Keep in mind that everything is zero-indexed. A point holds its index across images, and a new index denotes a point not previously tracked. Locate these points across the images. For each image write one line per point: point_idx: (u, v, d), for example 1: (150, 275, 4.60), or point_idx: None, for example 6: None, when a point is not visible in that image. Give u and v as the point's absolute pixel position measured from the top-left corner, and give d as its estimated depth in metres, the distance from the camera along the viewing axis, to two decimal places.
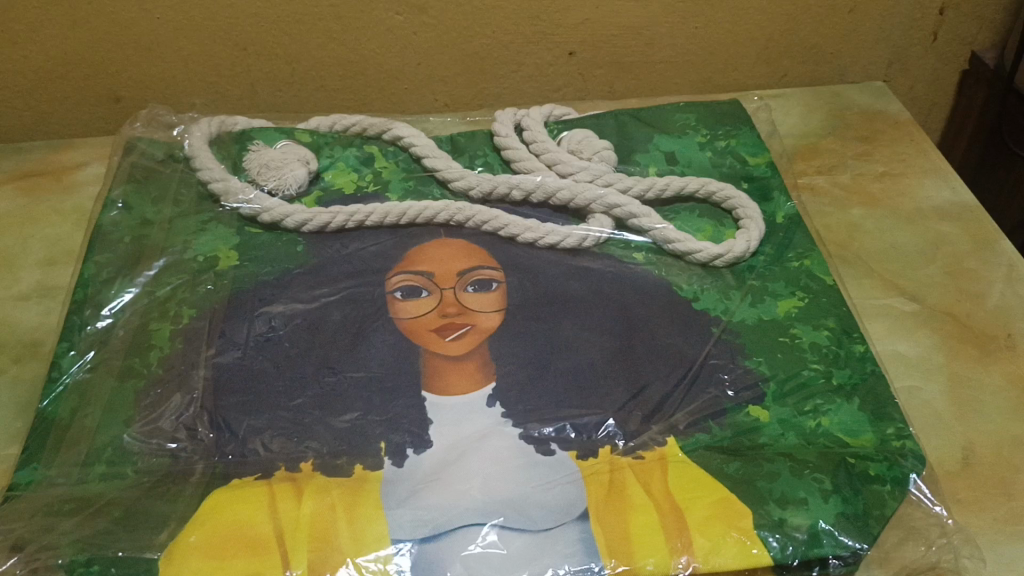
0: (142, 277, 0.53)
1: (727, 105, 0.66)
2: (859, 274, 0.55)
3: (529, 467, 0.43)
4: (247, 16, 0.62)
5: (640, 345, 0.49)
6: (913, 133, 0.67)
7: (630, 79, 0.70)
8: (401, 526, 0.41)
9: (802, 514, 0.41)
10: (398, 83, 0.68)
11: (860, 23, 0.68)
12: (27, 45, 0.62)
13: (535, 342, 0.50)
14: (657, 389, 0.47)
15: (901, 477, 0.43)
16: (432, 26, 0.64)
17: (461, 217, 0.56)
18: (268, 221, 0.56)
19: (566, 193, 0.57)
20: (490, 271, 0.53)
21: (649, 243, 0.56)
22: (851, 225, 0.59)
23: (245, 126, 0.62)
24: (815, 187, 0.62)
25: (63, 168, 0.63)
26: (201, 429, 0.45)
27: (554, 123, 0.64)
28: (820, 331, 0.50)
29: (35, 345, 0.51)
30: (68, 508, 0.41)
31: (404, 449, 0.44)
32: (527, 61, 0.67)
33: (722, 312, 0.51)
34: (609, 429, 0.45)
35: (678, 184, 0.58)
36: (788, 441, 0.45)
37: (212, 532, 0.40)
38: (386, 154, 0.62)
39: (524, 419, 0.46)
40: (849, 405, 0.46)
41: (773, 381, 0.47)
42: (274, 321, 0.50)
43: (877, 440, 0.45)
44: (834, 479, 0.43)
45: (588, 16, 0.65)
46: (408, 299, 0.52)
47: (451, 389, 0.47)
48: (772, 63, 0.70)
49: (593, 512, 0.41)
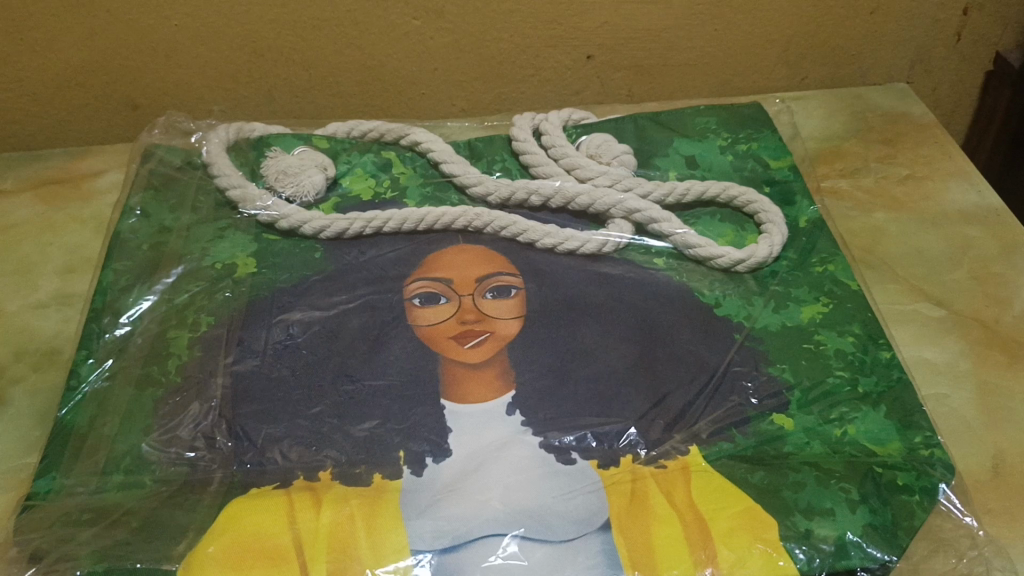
0: (160, 284, 0.53)
1: (748, 107, 0.66)
2: (884, 278, 0.55)
3: (549, 477, 0.43)
4: (264, 22, 0.62)
5: (662, 352, 0.49)
6: (937, 135, 0.66)
7: (649, 82, 0.69)
8: (421, 537, 0.40)
9: (830, 524, 0.40)
10: (414, 88, 0.68)
11: (883, 24, 0.67)
12: (46, 54, 0.62)
13: (555, 349, 0.49)
14: (679, 397, 0.47)
15: (929, 487, 0.42)
16: (448, 31, 0.64)
17: (479, 223, 0.55)
18: (285, 227, 0.55)
19: (586, 198, 0.56)
20: (509, 277, 0.53)
21: (669, 248, 0.55)
22: (875, 229, 0.58)
23: (262, 132, 0.62)
24: (838, 190, 0.61)
25: (82, 176, 0.64)
26: (219, 438, 0.45)
27: (572, 127, 0.63)
28: (845, 338, 0.49)
29: (54, 352, 0.51)
30: (87, 518, 0.41)
31: (423, 458, 0.44)
32: (545, 65, 0.67)
33: (744, 318, 0.50)
34: (631, 437, 0.45)
35: (699, 188, 0.57)
36: (813, 450, 0.44)
37: (231, 542, 0.40)
38: (404, 159, 0.61)
39: (544, 428, 0.45)
40: (876, 413, 0.45)
41: (798, 388, 0.47)
42: (293, 328, 0.50)
43: (905, 448, 0.44)
44: (862, 489, 0.42)
45: (606, 19, 0.64)
46: (427, 306, 0.51)
47: (470, 397, 0.47)
48: (792, 66, 0.70)
49: (616, 522, 0.41)
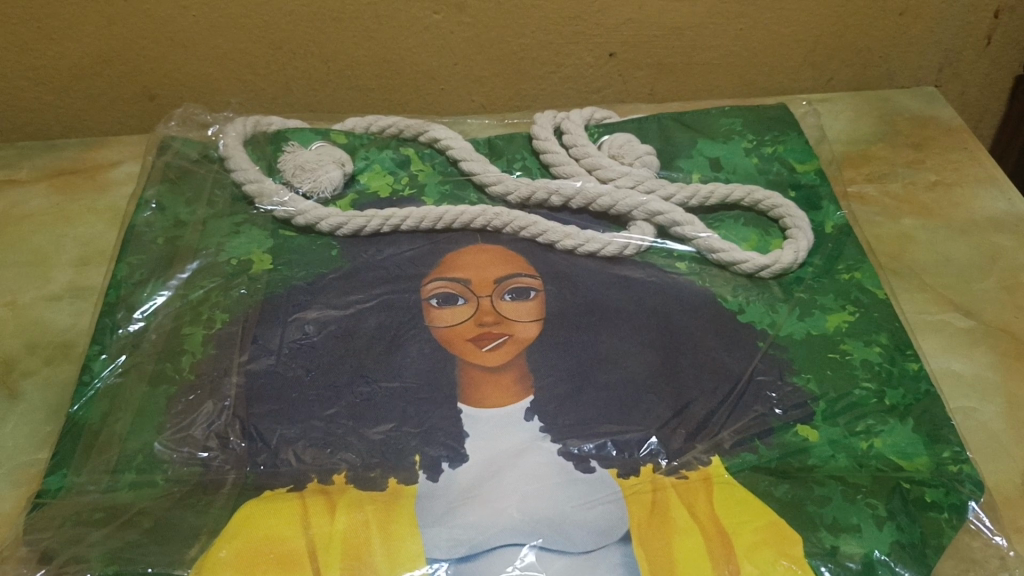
0: (175, 279, 0.52)
1: (773, 109, 0.64)
2: (911, 287, 0.53)
3: (568, 485, 0.42)
4: (283, 14, 0.61)
5: (684, 358, 0.48)
6: (966, 140, 0.64)
7: (672, 81, 0.68)
8: (437, 545, 0.39)
9: (856, 542, 0.39)
10: (434, 83, 0.67)
11: (912, 26, 0.66)
12: (63, 42, 0.61)
13: (575, 354, 0.48)
14: (702, 405, 0.46)
15: (959, 504, 0.41)
16: (469, 26, 0.62)
17: (499, 222, 0.55)
18: (302, 224, 0.55)
19: (607, 200, 0.55)
20: (528, 279, 0.52)
21: (692, 252, 0.54)
22: (902, 236, 0.57)
23: (280, 126, 0.61)
24: (864, 196, 0.60)
25: (97, 167, 0.63)
26: (233, 438, 0.44)
27: (594, 127, 0.62)
28: (872, 348, 0.48)
29: (67, 346, 0.50)
30: (97, 517, 0.41)
31: (439, 463, 0.43)
32: (566, 62, 0.66)
33: (768, 325, 0.49)
34: (652, 447, 0.44)
35: (723, 191, 0.56)
36: (838, 463, 0.43)
37: (243, 546, 0.39)
38: (423, 156, 0.60)
39: (563, 435, 0.44)
40: (903, 426, 0.44)
41: (824, 399, 0.45)
42: (308, 327, 0.49)
43: (932, 463, 0.43)
44: (889, 505, 0.41)
45: (630, 16, 0.63)
46: (444, 307, 0.50)
47: (488, 401, 0.46)
48: (818, 66, 0.68)
49: (635, 534, 0.40)
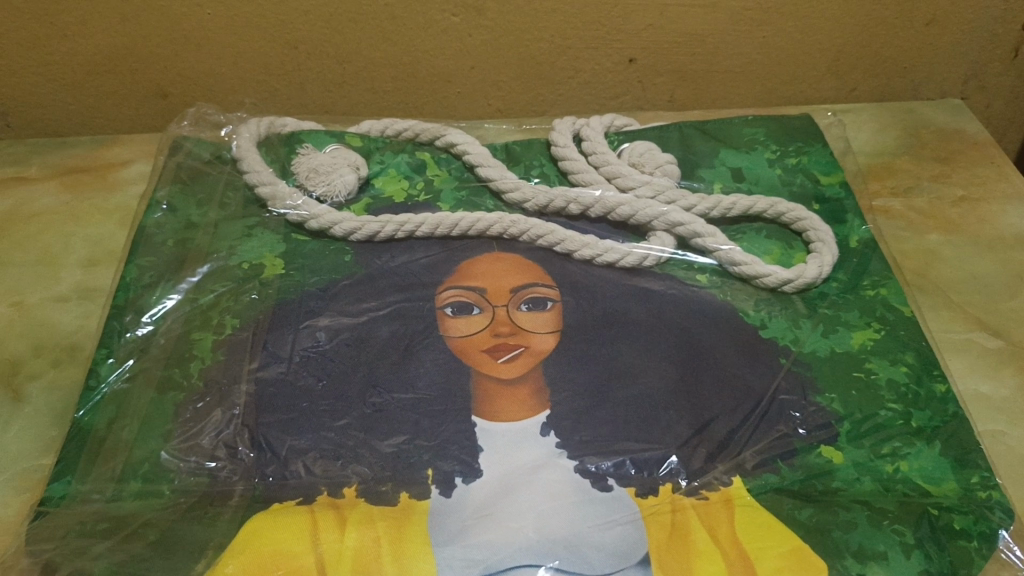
0: (186, 282, 0.51)
1: (796, 119, 0.63)
2: (938, 304, 0.52)
3: (586, 504, 0.41)
4: (299, 13, 0.60)
5: (705, 374, 0.47)
6: (994, 154, 0.63)
7: (692, 89, 0.67)
8: (450, 566, 0.38)
9: (883, 570, 0.38)
10: (450, 87, 0.66)
11: (938, 37, 0.65)
12: (76, 39, 0.61)
13: (593, 367, 0.47)
14: (723, 424, 0.44)
15: (989, 533, 0.40)
16: (488, 28, 0.61)
17: (515, 230, 0.53)
18: (315, 228, 0.54)
19: (627, 209, 0.54)
20: (545, 289, 0.51)
21: (713, 264, 0.53)
22: (928, 252, 0.55)
23: (294, 127, 0.60)
24: (890, 210, 0.59)
25: (108, 166, 0.62)
26: (241, 447, 0.43)
27: (614, 134, 0.61)
28: (898, 367, 0.47)
29: (74, 348, 0.49)
30: (101, 528, 0.40)
31: (452, 478, 0.42)
32: (585, 67, 0.65)
33: (791, 342, 0.48)
34: (672, 466, 0.43)
35: (745, 203, 0.55)
36: (863, 486, 0.41)
37: (250, 562, 0.38)
38: (439, 161, 0.59)
39: (580, 451, 0.43)
40: (930, 449, 0.43)
41: (849, 420, 0.44)
42: (320, 334, 0.48)
43: (960, 489, 0.41)
44: (917, 532, 0.40)
45: (652, 22, 0.62)
46: (459, 316, 0.49)
47: (503, 415, 0.45)
48: (842, 76, 0.67)
49: (655, 557, 0.39)
